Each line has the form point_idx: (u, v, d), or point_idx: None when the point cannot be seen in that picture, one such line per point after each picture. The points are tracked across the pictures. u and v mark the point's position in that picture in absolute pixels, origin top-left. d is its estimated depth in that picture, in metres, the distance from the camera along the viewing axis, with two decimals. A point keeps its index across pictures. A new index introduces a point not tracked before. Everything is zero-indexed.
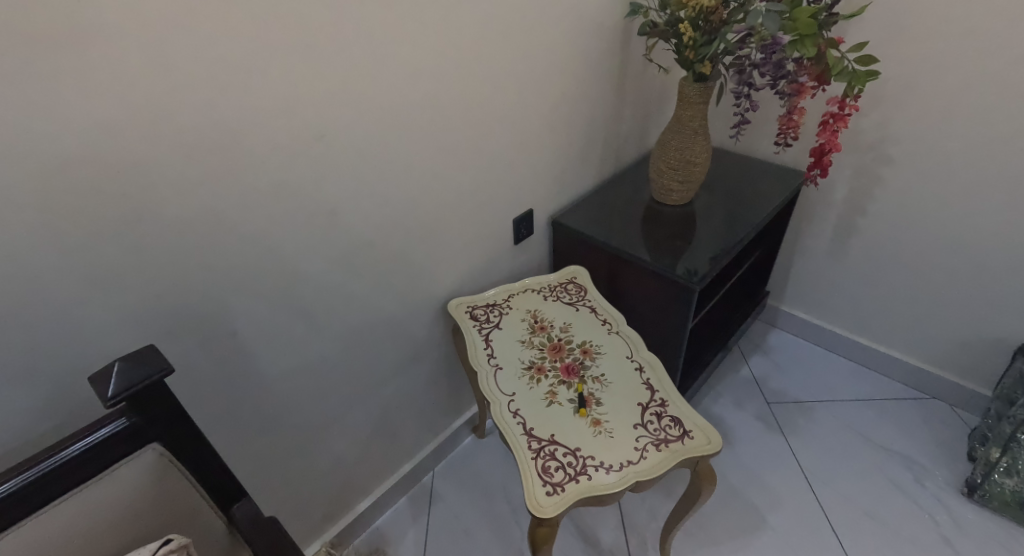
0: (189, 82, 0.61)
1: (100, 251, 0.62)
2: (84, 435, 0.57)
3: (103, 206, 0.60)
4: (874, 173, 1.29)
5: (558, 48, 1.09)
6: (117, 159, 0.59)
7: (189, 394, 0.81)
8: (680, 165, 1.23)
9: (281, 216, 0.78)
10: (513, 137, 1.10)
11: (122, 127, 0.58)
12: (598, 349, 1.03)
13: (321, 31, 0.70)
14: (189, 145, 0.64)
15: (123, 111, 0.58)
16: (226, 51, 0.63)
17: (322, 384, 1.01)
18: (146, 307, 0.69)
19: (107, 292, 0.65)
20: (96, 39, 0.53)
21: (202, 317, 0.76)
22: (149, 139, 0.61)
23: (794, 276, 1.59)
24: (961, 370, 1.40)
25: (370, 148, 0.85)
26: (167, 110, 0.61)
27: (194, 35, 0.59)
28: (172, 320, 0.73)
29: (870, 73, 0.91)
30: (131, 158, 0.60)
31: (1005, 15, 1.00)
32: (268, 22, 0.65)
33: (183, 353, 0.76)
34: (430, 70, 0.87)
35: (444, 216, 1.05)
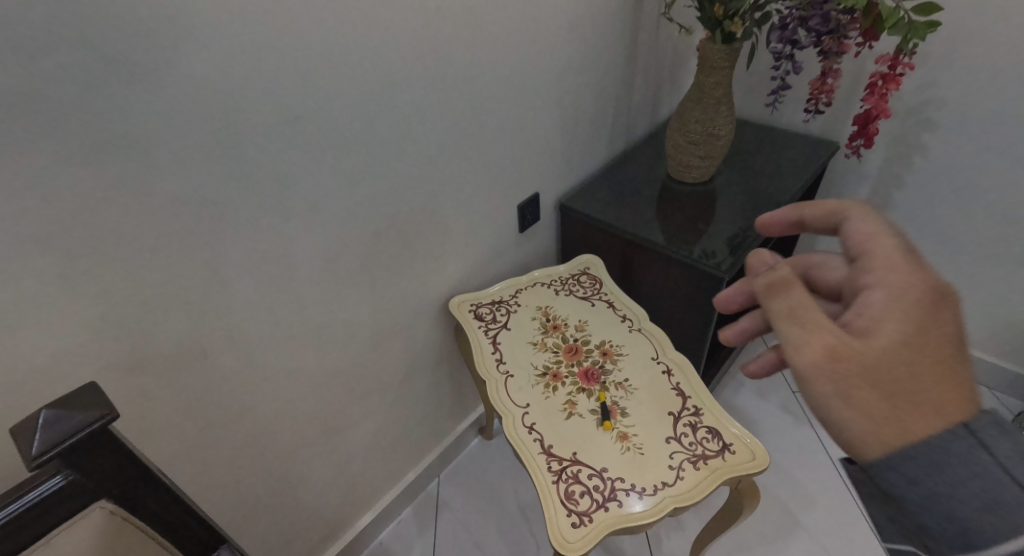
0: (112, 44, 0.48)
1: (21, 273, 0.50)
2: (10, 499, 0.45)
3: (19, 216, 0.48)
4: (914, 140, 1.16)
5: (565, 7, 0.95)
6: (28, 158, 0.46)
7: (156, 425, 0.69)
8: (701, 138, 1.10)
9: (251, 216, 0.66)
10: (514, 111, 0.97)
11: (27, 104, 0.45)
12: (619, 350, 0.92)
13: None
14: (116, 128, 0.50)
15: (32, 96, 0.45)
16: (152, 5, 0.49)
17: (310, 398, 0.90)
18: (90, 333, 0.57)
19: (37, 321, 0.53)
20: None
21: (162, 338, 0.64)
22: (70, 130, 0.48)
23: (818, 255, 1.47)
24: (1002, 351, 1.30)
25: (348, 127, 0.71)
26: (92, 92, 0.48)
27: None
28: (126, 344, 0.61)
29: (931, 23, 0.77)
30: (48, 157, 0.47)
31: None
32: None
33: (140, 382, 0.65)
34: (418, 31, 0.73)
35: (439, 205, 0.92)
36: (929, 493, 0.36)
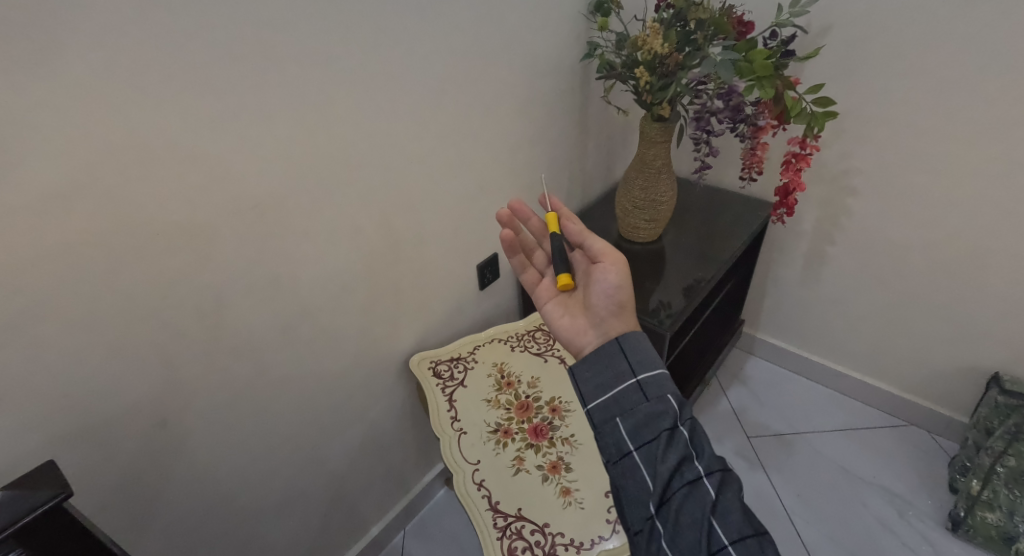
0: (144, 180, 0.59)
1: (43, 362, 0.59)
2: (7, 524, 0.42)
3: (52, 313, 0.58)
4: (841, 204, 1.26)
5: (516, 89, 1.03)
6: (66, 270, 0.57)
7: (133, 487, 0.75)
8: (646, 204, 1.20)
9: (227, 292, 0.74)
10: (471, 183, 1.04)
11: (70, 227, 0.56)
12: (567, 406, 0.98)
13: (234, 81, 0.63)
14: (71, 204, 0.55)
15: (77, 222, 0.56)
16: (106, 98, 0.53)
17: (272, 458, 0.94)
18: (78, 416, 0.65)
19: (52, 398, 0.62)
20: (54, 158, 0.52)
21: (144, 407, 0.71)
22: (98, 245, 0.59)
23: (768, 305, 1.56)
24: (936, 397, 1.38)
25: (311, 206, 0.78)
26: (116, 215, 0.59)
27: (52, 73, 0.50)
28: (107, 417, 0.68)
29: (829, 113, 0.89)
30: (83, 265, 0.58)
31: (952, 55, 0.98)
32: (215, 110, 0.62)
33: (86, 448, 0.68)
34: (370, 117, 0.80)
35: (398, 271, 0.98)
36: (652, 380, 0.62)
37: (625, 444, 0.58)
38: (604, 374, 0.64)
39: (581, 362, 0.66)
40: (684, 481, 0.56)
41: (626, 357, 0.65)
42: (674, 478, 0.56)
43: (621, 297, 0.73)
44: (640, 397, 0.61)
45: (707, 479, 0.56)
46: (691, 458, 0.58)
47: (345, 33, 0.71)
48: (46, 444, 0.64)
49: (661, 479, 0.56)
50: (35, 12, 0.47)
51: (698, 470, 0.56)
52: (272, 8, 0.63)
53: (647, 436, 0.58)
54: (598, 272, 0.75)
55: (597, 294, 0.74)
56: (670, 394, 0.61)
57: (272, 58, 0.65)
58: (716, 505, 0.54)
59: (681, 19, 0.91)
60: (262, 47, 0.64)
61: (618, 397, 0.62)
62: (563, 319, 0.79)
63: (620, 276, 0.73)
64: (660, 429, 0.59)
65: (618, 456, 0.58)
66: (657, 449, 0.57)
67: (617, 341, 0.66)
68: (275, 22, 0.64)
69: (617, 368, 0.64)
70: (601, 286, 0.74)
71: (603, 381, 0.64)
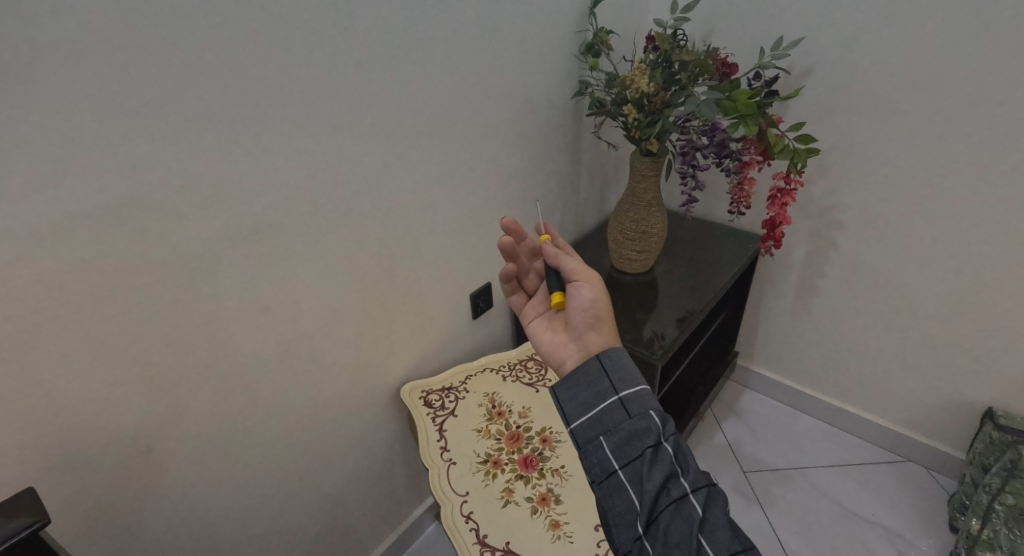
0: (143, 208, 0.61)
1: (33, 386, 0.60)
2: None
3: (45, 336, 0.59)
4: (829, 238, 1.28)
5: (509, 125, 1.07)
6: (61, 295, 0.59)
7: (115, 516, 0.74)
8: (637, 235, 1.22)
9: (218, 319, 0.74)
10: (465, 214, 1.07)
11: (68, 252, 0.58)
12: (558, 437, 0.98)
13: (234, 115, 0.65)
14: (71, 230, 0.57)
15: (74, 248, 0.58)
16: (109, 128, 0.56)
17: (259, 488, 0.92)
18: (64, 441, 0.65)
19: (40, 423, 0.62)
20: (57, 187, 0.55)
21: (130, 434, 0.71)
22: (93, 270, 0.60)
23: (761, 337, 1.56)
24: (931, 432, 1.37)
25: (304, 234, 0.80)
26: (112, 242, 0.60)
27: (60, 104, 0.52)
28: (93, 443, 0.68)
29: (810, 150, 0.92)
30: (77, 290, 0.60)
31: (927, 97, 1.02)
32: (214, 142, 0.65)
33: (69, 475, 0.67)
34: (365, 149, 0.83)
35: (391, 299, 0.99)
36: (634, 395, 0.62)
37: (610, 464, 0.59)
38: (586, 393, 0.64)
39: (561, 381, 0.66)
40: (671, 499, 0.57)
41: (607, 375, 0.64)
42: (660, 496, 0.57)
43: (598, 311, 0.75)
44: (623, 415, 0.61)
45: (692, 496, 0.57)
46: (676, 475, 0.59)
47: (343, 71, 0.75)
48: (31, 470, 0.64)
49: (648, 498, 0.56)
50: (48, 50, 0.50)
51: (684, 487, 0.57)
52: (273, 46, 0.66)
53: (632, 455, 0.59)
54: (574, 289, 0.76)
55: (574, 309, 0.75)
56: (652, 410, 0.61)
57: (271, 93, 0.68)
58: (703, 522, 0.55)
59: (666, 60, 0.95)
60: (261, 83, 0.67)
61: (600, 415, 0.62)
62: (543, 334, 0.80)
63: (595, 291, 0.75)
64: (644, 447, 0.59)
65: (604, 476, 0.59)
66: (642, 467, 0.58)
67: (598, 359, 0.66)
68: (275, 60, 0.67)
69: (599, 386, 0.64)
70: (577, 301, 0.75)
71: (585, 400, 0.64)
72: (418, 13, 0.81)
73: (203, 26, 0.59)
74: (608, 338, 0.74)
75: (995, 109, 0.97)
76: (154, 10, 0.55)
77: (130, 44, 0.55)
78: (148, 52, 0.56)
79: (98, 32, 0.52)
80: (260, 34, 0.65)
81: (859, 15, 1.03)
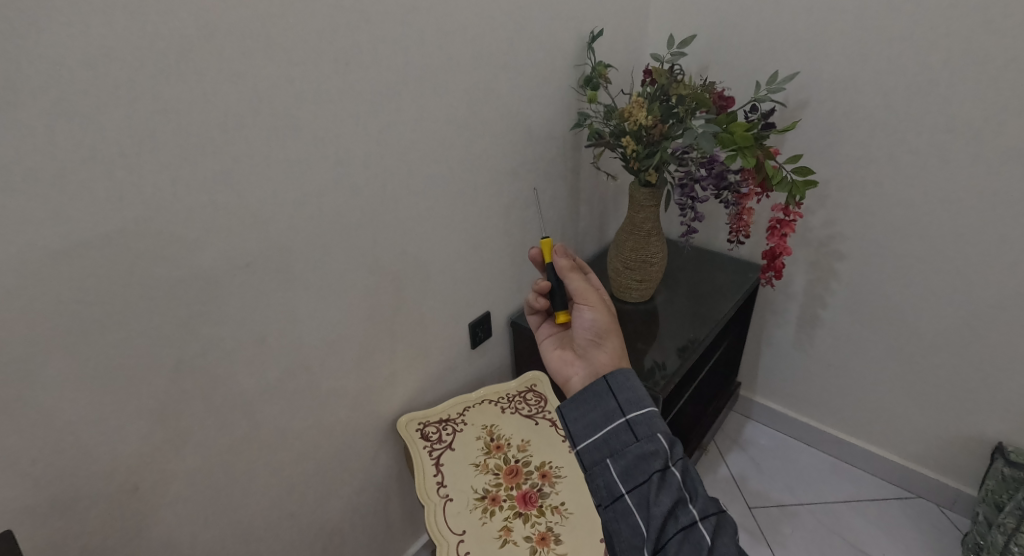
0: (143, 241, 0.61)
1: (22, 421, 0.59)
2: None
3: (36, 370, 0.58)
4: (829, 268, 1.28)
5: (508, 156, 1.08)
6: (55, 328, 0.58)
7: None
8: (637, 265, 1.21)
9: (213, 351, 0.73)
10: (464, 244, 1.06)
11: (65, 285, 0.57)
12: (558, 472, 0.95)
13: (235, 148, 0.66)
14: (68, 264, 0.57)
15: (71, 280, 0.58)
16: (113, 162, 0.56)
17: (250, 525, 0.90)
18: (50, 477, 0.63)
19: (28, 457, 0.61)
20: (58, 220, 0.55)
21: (120, 470, 0.69)
22: (88, 302, 0.59)
23: (764, 367, 1.54)
24: (940, 467, 1.34)
25: (302, 265, 0.80)
26: (111, 273, 0.60)
27: (58, 137, 0.52)
28: (80, 479, 0.66)
29: (809, 182, 0.92)
30: (72, 321, 0.59)
31: (922, 130, 1.04)
32: (215, 175, 0.65)
33: (51, 514, 0.65)
34: (364, 180, 0.83)
35: (388, 329, 0.98)
36: (643, 416, 0.62)
37: (617, 487, 0.58)
38: (593, 414, 0.63)
39: (569, 400, 0.65)
40: (679, 526, 0.56)
41: (614, 396, 0.64)
42: (668, 522, 0.56)
43: (600, 329, 0.74)
44: (630, 437, 0.60)
45: (701, 523, 0.56)
46: (684, 501, 0.58)
47: (345, 105, 0.76)
48: (16, 507, 0.62)
49: (656, 523, 0.55)
50: (56, 87, 0.51)
51: (693, 514, 0.56)
52: (276, 80, 0.67)
53: (639, 478, 0.58)
54: (578, 310, 0.77)
55: (578, 328, 0.77)
56: (659, 433, 0.60)
57: (273, 126, 0.69)
58: (712, 551, 0.54)
59: (664, 93, 0.97)
60: (262, 116, 0.67)
61: (608, 437, 0.61)
62: (552, 352, 0.80)
63: (598, 310, 0.75)
64: (651, 471, 0.58)
65: (610, 500, 0.58)
66: (650, 492, 0.57)
67: (605, 380, 0.65)
68: (277, 94, 0.68)
69: (606, 407, 0.63)
70: (581, 320, 0.76)
71: (591, 421, 0.63)
72: (418, 47, 0.82)
73: (206, 60, 0.60)
74: (612, 356, 0.72)
75: (990, 141, 0.98)
76: (165, 50, 0.57)
77: (132, 79, 0.55)
78: (152, 88, 0.57)
79: (98, 67, 0.53)
80: (264, 69, 0.66)
81: (852, 50, 1.05)
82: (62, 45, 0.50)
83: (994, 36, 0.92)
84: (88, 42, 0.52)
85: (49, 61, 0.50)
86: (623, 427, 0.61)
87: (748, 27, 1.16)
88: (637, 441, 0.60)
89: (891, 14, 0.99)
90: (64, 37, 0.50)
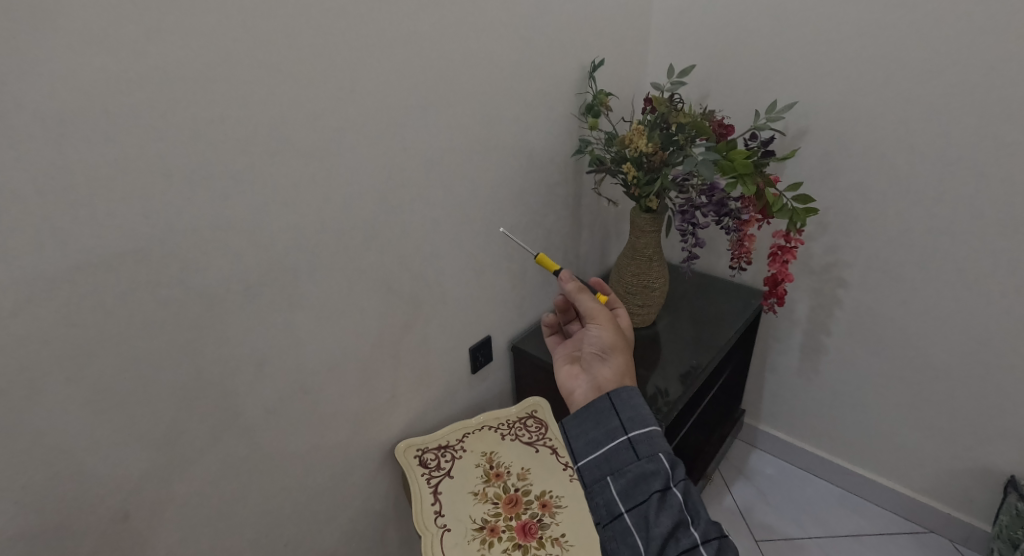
0: (147, 263, 0.62)
1: (18, 446, 0.58)
2: None
3: (35, 393, 0.58)
4: (832, 294, 1.27)
5: (510, 181, 1.09)
6: (56, 351, 0.58)
7: None
8: (638, 290, 1.21)
9: (213, 375, 0.73)
10: (465, 268, 1.07)
11: (68, 307, 0.58)
12: (558, 502, 0.93)
13: (239, 173, 0.67)
14: (73, 287, 0.57)
15: (77, 303, 0.58)
16: (121, 187, 0.58)
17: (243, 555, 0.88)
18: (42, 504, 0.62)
19: (22, 483, 0.60)
20: (63, 244, 0.55)
21: (112, 496, 0.68)
22: (90, 325, 0.60)
23: (768, 395, 1.52)
24: (952, 500, 1.31)
25: (304, 289, 0.80)
26: (115, 295, 0.61)
27: (66, 163, 0.53)
28: (72, 506, 0.65)
29: (810, 209, 0.93)
30: (74, 344, 0.59)
31: (921, 159, 1.05)
32: (219, 199, 0.66)
33: (39, 544, 0.64)
34: (366, 205, 0.84)
35: (388, 354, 0.98)
36: (645, 435, 0.61)
37: (616, 506, 0.58)
38: (594, 432, 0.64)
39: (570, 417, 0.66)
40: (679, 549, 0.55)
41: (617, 413, 0.64)
42: (668, 543, 0.55)
43: (607, 346, 0.74)
44: (631, 455, 0.60)
45: (702, 547, 0.55)
46: (686, 523, 0.57)
47: (351, 133, 0.78)
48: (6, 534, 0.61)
49: (654, 544, 0.55)
50: (68, 115, 0.53)
51: (694, 537, 0.55)
52: (283, 107, 0.69)
53: (638, 498, 0.58)
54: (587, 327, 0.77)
55: (585, 344, 0.76)
56: (661, 453, 0.60)
57: (278, 152, 0.70)
58: None
59: (664, 121, 0.98)
60: (265, 141, 0.68)
61: (608, 455, 0.61)
62: (559, 369, 0.80)
63: (604, 328, 0.75)
64: (650, 491, 0.58)
65: (609, 519, 0.58)
66: (649, 512, 0.57)
67: (609, 398, 0.66)
68: (283, 121, 0.69)
69: (608, 425, 0.63)
70: (588, 337, 0.76)
71: (593, 439, 0.63)
72: (422, 74, 0.84)
73: (210, 88, 0.61)
74: (616, 371, 0.71)
75: (988, 170, 0.99)
76: (173, 81, 0.58)
77: (146, 111, 0.57)
78: (162, 118, 0.59)
79: (111, 97, 0.55)
80: (271, 97, 0.67)
81: (849, 80, 1.07)
82: (65, 73, 0.51)
83: (988, 67, 0.93)
84: (99, 72, 0.53)
85: (50, 87, 0.51)
86: (625, 446, 0.61)
87: (746, 58, 1.18)
88: (638, 460, 0.60)
89: (886, 45, 1.01)
90: (81, 69, 0.52)
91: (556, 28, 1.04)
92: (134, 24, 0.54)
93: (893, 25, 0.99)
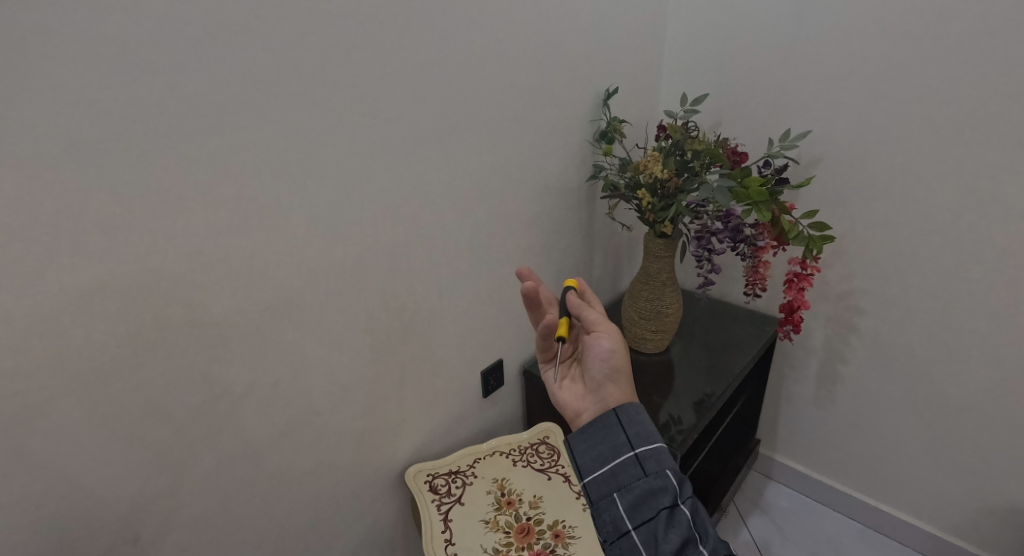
0: (168, 284, 0.64)
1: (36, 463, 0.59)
2: None
3: (55, 410, 0.59)
4: (849, 323, 1.25)
5: (524, 206, 1.10)
6: (77, 368, 0.59)
7: None
8: (652, 315, 1.20)
9: (227, 394, 0.74)
10: (479, 291, 1.07)
11: (91, 326, 0.59)
12: (571, 532, 0.91)
13: (260, 197, 0.69)
14: (97, 306, 0.59)
15: (99, 322, 0.60)
16: (147, 210, 0.60)
17: None
18: (53, 524, 0.62)
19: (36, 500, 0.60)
20: (90, 265, 0.57)
21: (123, 517, 0.68)
22: (112, 343, 0.61)
23: (784, 424, 1.49)
24: (978, 539, 1.26)
25: (319, 311, 0.81)
26: (136, 314, 0.62)
27: (98, 187, 0.56)
28: (84, 525, 0.65)
29: (826, 237, 0.92)
30: (94, 363, 0.60)
31: (935, 188, 1.05)
32: (240, 222, 0.68)
33: None
34: (384, 228, 0.85)
35: (401, 376, 0.98)
36: (652, 450, 0.61)
37: (624, 523, 0.58)
38: (601, 447, 0.63)
39: (577, 433, 0.65)
40: None
41: (623, 429, 0.63)
42: None
43: (616, 362, 0.70)
44: (639, 472, 0.60)
45: None
46: (694, 540, 0.58)
47: (370, 157, 0.80)
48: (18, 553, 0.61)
49: None
50: (102, 142, 0.55)
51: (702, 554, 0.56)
52: (305, 133, 0.71)
53: (646, 515, 0.58)
54: (592, 339, 0.72)
55: (593, 359, 0.72)
56: (669, 470, 0.60)
57: (299, 176, 0.72)
58: None
59: (679, 148, 0.99)
60: (286, 166, 0.70)
61: (615, 471, 0.61)
62: (558, 386, 0.76)
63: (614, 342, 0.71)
64: (659, 508, 0.58)
65: (616, 536, 0.58)
66: (657, 529, 0.57)
67: (615, 413, 0.65)
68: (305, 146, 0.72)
69: (614, 440, 0.63)
70: (595, 351, 0.72)
71: (600, 454, 0.63)
72: (440, 102, 0.87)
73: (233, 116, 0.64)
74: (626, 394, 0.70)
75: (1005, 200, 0.98)
76: (201, 110, 0.61)
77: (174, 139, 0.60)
78: (189, 145, 0.61)
79: (142, 124, 0.57)
80: (294, 124, 0.70)
81: (861, 110, 1.08)
82: (100, 104, 0.54)
83: (1000, 100, 0.94)
84: (133, 102, 0.56)
85: (78, 113, 0.53)
86: (632, 461, 0.61)
87: (758, 88, 1.20)
88: (646, 477, 0.60)
89: (895, 77, 1.02)
90: (116, 99, 0.55)
91: (571, 58, 1.07)
92: (169, 57, 0.57)
93: (901, 58, 1.01)
